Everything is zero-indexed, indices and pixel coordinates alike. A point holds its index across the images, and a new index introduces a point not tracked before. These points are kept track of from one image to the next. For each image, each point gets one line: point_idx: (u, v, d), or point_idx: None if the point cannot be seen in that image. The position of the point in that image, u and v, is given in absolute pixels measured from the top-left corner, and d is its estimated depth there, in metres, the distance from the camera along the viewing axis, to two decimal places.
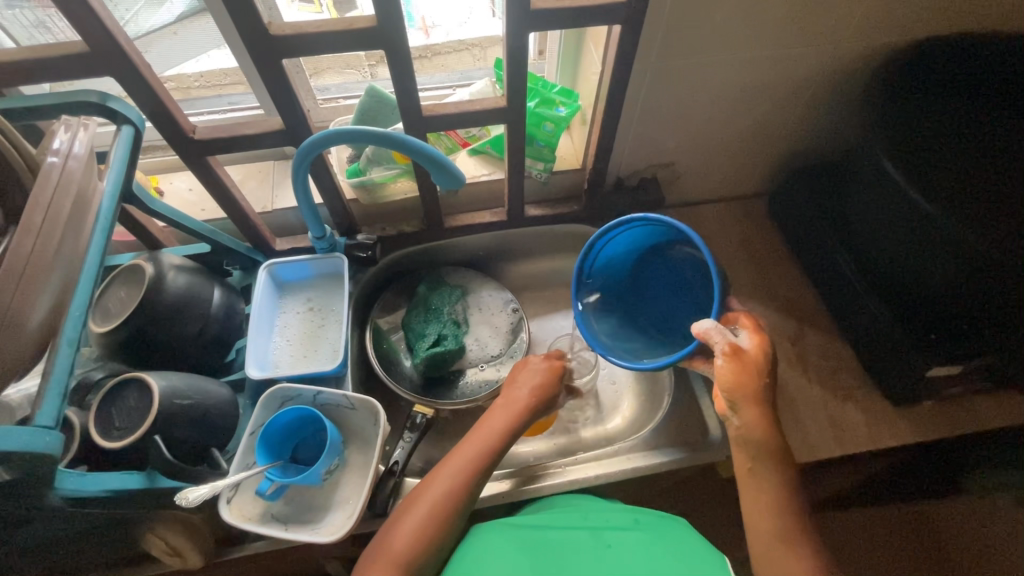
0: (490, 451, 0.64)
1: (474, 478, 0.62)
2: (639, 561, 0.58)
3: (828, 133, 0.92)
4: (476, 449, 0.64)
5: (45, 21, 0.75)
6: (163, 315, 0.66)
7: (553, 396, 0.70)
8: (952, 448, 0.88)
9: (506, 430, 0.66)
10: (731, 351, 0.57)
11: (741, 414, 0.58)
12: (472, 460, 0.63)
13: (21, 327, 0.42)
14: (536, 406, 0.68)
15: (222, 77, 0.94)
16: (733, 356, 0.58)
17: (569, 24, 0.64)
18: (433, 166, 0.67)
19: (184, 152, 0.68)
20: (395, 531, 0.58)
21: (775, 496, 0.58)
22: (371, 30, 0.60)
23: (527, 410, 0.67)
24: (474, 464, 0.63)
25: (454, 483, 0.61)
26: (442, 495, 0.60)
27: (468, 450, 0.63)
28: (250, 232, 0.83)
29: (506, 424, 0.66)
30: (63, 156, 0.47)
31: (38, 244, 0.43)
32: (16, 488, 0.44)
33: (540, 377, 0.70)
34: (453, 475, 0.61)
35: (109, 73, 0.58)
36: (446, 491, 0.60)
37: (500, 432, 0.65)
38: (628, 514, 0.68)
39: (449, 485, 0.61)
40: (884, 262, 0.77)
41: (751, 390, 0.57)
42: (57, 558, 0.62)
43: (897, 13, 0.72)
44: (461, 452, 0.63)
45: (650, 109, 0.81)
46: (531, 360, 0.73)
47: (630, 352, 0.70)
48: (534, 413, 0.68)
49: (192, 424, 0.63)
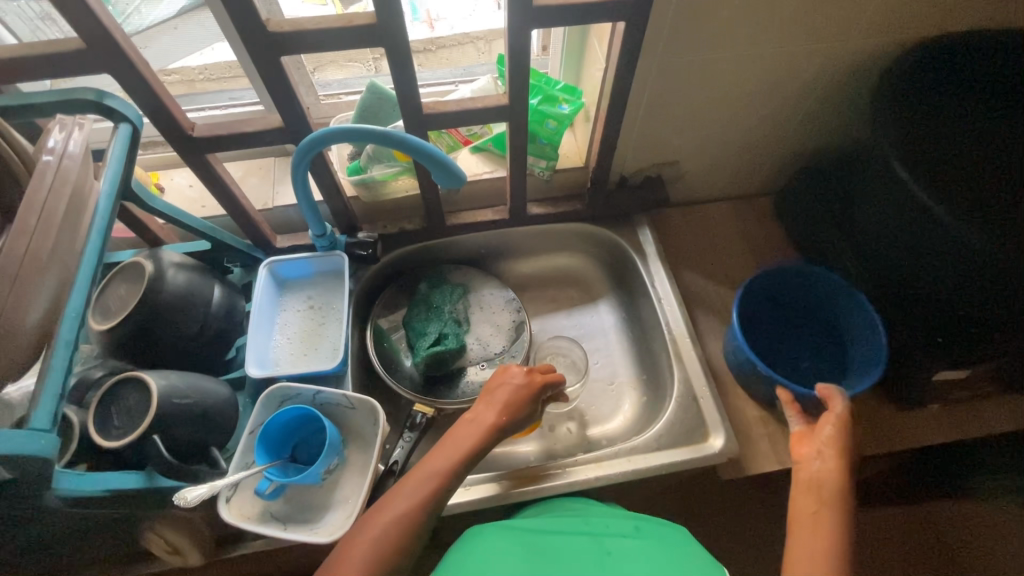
0: (450, 467, 0.62)
1: (434, 497, 0.60)
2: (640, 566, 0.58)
3: (836, 132, 0.91)
4: (448, 461, 0.62)
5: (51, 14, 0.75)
6: (163, 313, 0.66)
7: (526, 411, 0.68)
8: (953, 450, 0.88)
9: (474, 446, 0.64)
10: (842, 415, 0.64)
11: (824, 459, 0.62)
12: (437, 477, 0.61)
13: (15, 329, 0.41)
14: (504, 422, 0.66)
15: (225, 71, 0.93)
16: (839, 421, 0.64)
17: (573, 21, 0.63)
18: (434, 165, 0.67)
19: (183, 150, 0.67)
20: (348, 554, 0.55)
21: (831, 534, 0.57)
22: (371, 27, 0.59)
23: (496, 425, 0.65)
24: (437, 482, 0.60)
25: (413, 502, 0.59)
26: (399, 515, 0.58)
27: (430, 468, 0.61)
28: (251, 229, 0.83)
29: (472, 441, 0.64)
30: (59, 155, 0.47)
31: (32, 246, 0.43)
32: (15, 489, 0.44)
33: (515, 392, 0.68)
34: (414, 492, 0.59)
35: (107, 71, 0.57)
36: (405, 511, 0.58)
37: (467, 449, 0.63)
38: (628, 521, 0.68)
39: (406, 506, 0.58)
40: (892, 267, 0.76)
41: (846, 448, 0.63)
42: (55, 555, 0.62)
43: (910, 10, 0.71)
44: (431, 464, 0.62)
45: (655, 107, 0.80)
46: (511, 372, 0.70)
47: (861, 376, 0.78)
48: (502, 430, 0.66)
49: (192, 423, 0.63)
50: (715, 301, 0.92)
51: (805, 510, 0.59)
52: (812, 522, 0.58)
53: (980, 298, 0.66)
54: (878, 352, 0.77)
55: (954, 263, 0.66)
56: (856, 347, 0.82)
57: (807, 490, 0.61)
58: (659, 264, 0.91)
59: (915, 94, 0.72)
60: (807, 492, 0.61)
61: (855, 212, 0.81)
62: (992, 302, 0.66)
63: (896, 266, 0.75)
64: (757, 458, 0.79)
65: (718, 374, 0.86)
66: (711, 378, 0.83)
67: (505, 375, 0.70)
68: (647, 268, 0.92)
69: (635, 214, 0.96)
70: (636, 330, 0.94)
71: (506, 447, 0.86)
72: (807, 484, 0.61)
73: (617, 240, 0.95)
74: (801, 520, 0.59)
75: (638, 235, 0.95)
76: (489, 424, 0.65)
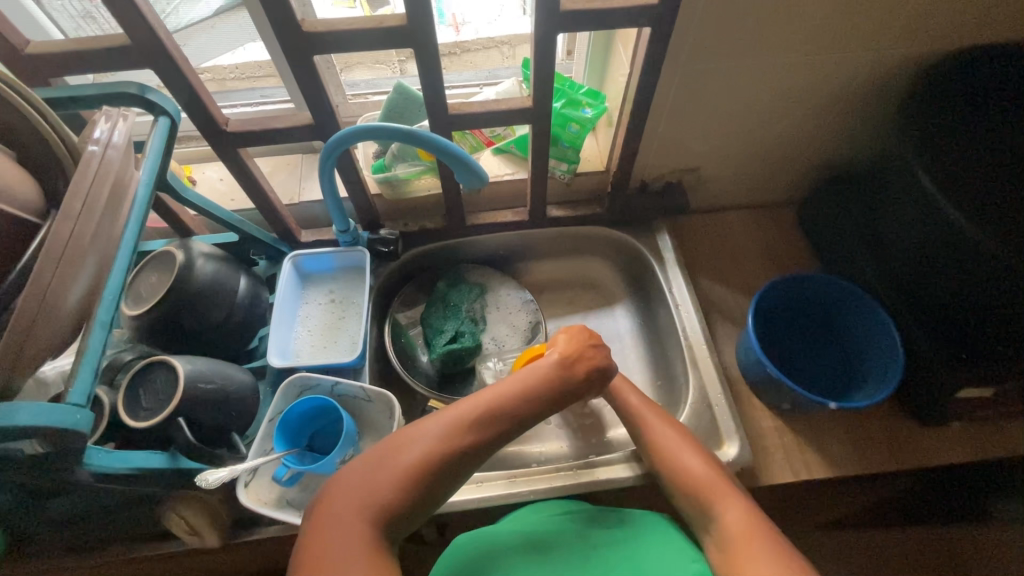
0: (507, 401, 0.57)
1: (485, 430, 0.56)
2: (624, 564, 0.59)
3: (861, 143, 0.90)
4: (517, 389, 0.58)
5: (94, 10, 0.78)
6: (191, 301, 0.69)
7: (598, 375, 0.65)
8: (976, 472, 0.85)
9: (550, 398, 0.60)
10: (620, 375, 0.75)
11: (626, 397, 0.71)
12: (487, 410, 0.56)
13: (57, 311, 0.42)
14: (580, 379, 0.62)
15: (257, 69, 0.97)
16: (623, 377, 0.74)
17: (598, 26, 0.64)
18: (456, 164, 0.68)
19: (216, 144, 0.70)
20: (377, 478, 0.52)
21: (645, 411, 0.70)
22: (402, 29, 0.60)
23: (574, 380, 0.61)
24: (491, 416, 0.56)
25: (467, 422, 0.55)
26: (450, 436, 0.54)
27: (474, 400, 0.57)
28: (277, 223, 0.85)
29: (539, 390, 0.59)
30: (103, 145, 0.48)
31: (76, 231, 0.43)
32: (52, 459, 0.46)
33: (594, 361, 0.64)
34: (472, 410, 0.56)
35: (149, 67, 0.60)
36: (454, 433, 0.54)
37: (534, 393, 0.59)
38: (615, 512, 0.68)
39: (457, 427, 0.55)
40: (923, 277, 0.75)
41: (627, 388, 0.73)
42: (82, 530, 0.64)
43: (945, 19, 0.69)
44: (496, 388, 0.58)
45: (678, 110, 0.80)
46: (581, 336, 0.66)
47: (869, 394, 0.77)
48: (575, 390, 0.62)
49: (214, 407, 0.65)
50: (733, 310, 0.92)
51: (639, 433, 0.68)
52: (647, 436, 0.67)
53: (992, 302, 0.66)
54: (887, 370, 0.76)
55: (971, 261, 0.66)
56: (869, 364, 0.81)
57: (629, 413, 0.70)
58: (677, 269, 0.91)
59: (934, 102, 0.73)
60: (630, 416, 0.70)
61: (879, 226, 0.80)
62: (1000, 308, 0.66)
63: (922, 277, 0.75)
64: (771, 468, 0.78)
65: (734, 383, 0.85)
66: (726, 387, 0.83)
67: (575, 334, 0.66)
68: (665, 275, 0.91)
69: (654, 220, 0.97)
70: (652, 336, 0.94)
71: (518, 446, 0.87)
72: (628, 409, 0.71)
73: (636, 246, 0.95)
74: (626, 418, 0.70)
75: (657, 241, 0.95)
76: (577, 378, 0.61)
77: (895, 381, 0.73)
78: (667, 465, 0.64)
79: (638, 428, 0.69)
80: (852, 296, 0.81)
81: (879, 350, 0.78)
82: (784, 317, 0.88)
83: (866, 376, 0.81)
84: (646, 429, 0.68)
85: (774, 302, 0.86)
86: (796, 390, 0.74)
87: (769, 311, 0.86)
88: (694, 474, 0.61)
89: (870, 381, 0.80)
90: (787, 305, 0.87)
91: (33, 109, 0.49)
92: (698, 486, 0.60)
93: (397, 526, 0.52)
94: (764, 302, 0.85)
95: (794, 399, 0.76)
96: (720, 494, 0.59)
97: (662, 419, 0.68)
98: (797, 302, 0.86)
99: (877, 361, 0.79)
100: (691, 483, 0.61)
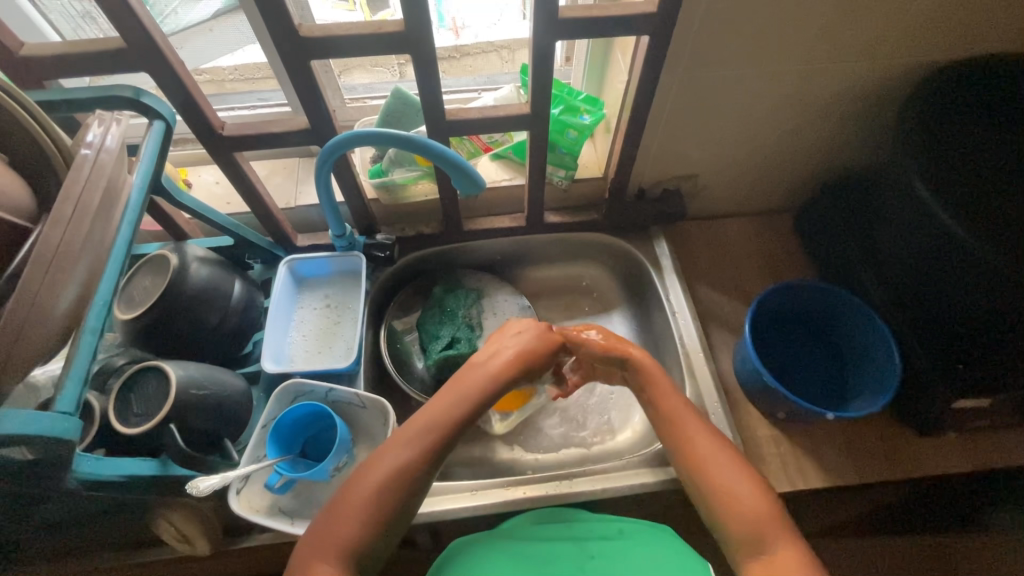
0: (454, 419, 0.61)
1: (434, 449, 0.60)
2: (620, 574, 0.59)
3: (859, 151, 0.90)
4: (450, 405, 0.62)
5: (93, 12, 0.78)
6: (184, 305, 0.68)
7: (545, 364, 0.69)
8: (972, 482, 0.85)
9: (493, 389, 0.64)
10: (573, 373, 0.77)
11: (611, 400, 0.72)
12: (432, 432, 0.60)
13: (47, 318, 0.41)
14: (519, 372, 0.66)
15: (256, 71, 0.96)
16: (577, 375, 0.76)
17: (597, 33, 0.64)
18: (452, 170, 0.67)
19: (212, 148, 0.69)
20: (343, 506, 0.56)
21: (694, 424, 0.65)
22: (400, 34, 0.60)
23: (514, 374, 0.65)
24: (439, 436, 0.60)
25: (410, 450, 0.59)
26: (397, 465, 0.58)
27: (420, 423, 0.61)
28: (272, 227, 0.84)
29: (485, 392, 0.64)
30: (96, 149, 0.47)
31: (66, 236, 0.43)
32: (39, 467, 0.46)
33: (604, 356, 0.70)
34: (411, 438, 0.60)
35: (144, 69, 0.59)
36: (399, 460, 0.58)
37: (475, 401, 0.63)
38: (611, 523, 0.68)
39: (399, 455, 0.58)
40: (918, 286, 0.75)
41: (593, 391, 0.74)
42: (71, 537, 0.64)
43: (941, 29, 0.69)
44: (431, 409, 0.62)
45: (676, 118, 0.80)
46: (530, 330, 0.69)
47: (868, 402, 0.77)
48: (518, 383, 0.66)
49: (207, 413, 0.65)
50: (730, 318, 0.92)
51: (682, 445, 0.64)
52: (692, 451, 0.63)
53: (989, 312, 0.66)
54: (884, 378, 0.76)
55: (970, 275, 0.66)
56: (865, 374, 0.81)
57: (671, 422, 0.65)
58: (674, 277, 0.91)
59: (936, 112, 0.72)
60: (672, 423, 0.65)
61: (876, 235, 0.81)
62: (999, 322, 0.66)
63: (919, 285, 0.75)
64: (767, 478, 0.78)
65: (731, 391, 0.85)
66: (723, 395, 0.82)
67: (514, 329, 0.70)
68: (663, 282, 0.91)
69: (651, 227, 0.96)
70: (649, 343, 0.94)
71: (514, 453, 0.86)
72: (671, 415, 0.66)
73: (633, 253, 0.94)
74: (667, 428, 0.66)
75: (655, 248, 0.95)
76: (512, 368, 0.65)
77: (893, 390, 0.72)
78: (712, 485, 0.60)
79: (680, 439, 0.64)
80: (849, 305, 0.80)
81: (876, 359, 0.78)
82: (781, 325, 0.88)
83: (864, 386, 0.80)
84: (688, 442, 0.64)
85: (770, 311, 0.85)
86: (793, 398, 0.74)
87: (766, 319, 0.86)
88: (745, 502, 0.58)
89: (867, 390, 0.79)
90: (783, 313, 0.86)
91: (26, 113, 0.48)
92: (749, 517, 0.57)
93: (372, 553, 0.56)
94: (761, 309, 0.84)
95: (790, 408, 0.75)
96: (771, 528, 0.57)
97: (707, 432, 0.64)
98: (794, 310, 0.86)
99: (875, 371, 0.79)
100: (738, 510, 0.58)
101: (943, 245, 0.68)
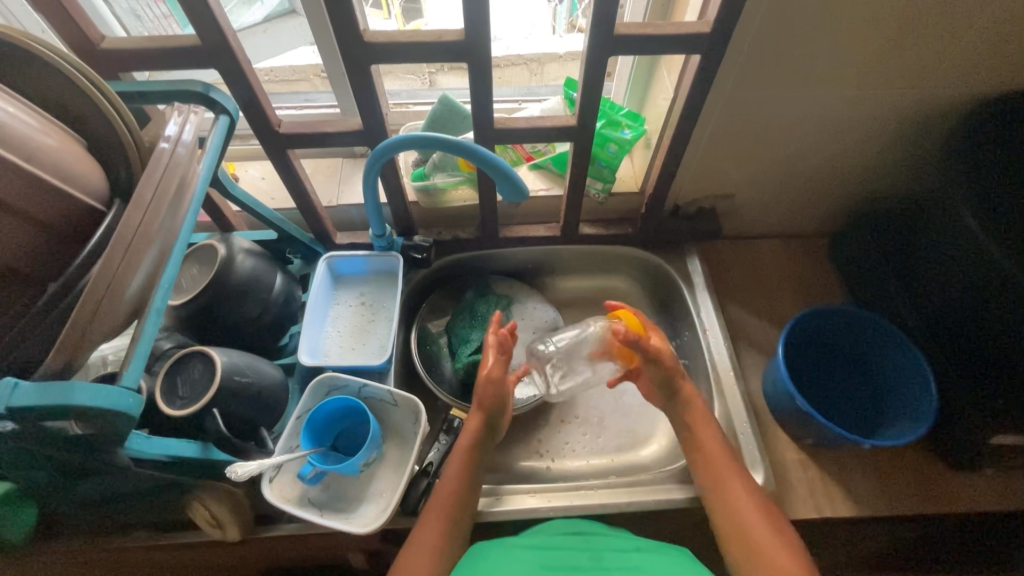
0: (456, 494, 0.67)
1: (458, 518, 0.66)
2: None
3: (901, 180, 0.89)
4: (454, 482, 0.67)
5: (141, 9, 0.81)
6: (229, 294, 0.70)
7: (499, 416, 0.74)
8: (1003, 522, 0.83)
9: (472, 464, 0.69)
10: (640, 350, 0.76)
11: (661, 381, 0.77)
12: (449, 504, 0.66)
13: (121, 294, 0.44)
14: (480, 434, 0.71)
15: (292, 74, 1.00)
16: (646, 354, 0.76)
17: (650, 50, 0.65)
18: (498, 176, 0.68)
19: (268, 144, 0.72)
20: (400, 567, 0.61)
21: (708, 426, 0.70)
22: (459, 43, 0.62)
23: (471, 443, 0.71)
24: (454, 510, 0.66)
25: (440, 526, 0.64)
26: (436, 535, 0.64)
27: (445, 498, 0.66)
28: (315, 224, 0.87)
29: (461, 471, 0.68)
30: (173, 142, 0.49)
31: (145, 218, 0.45)
32: (96, 441, 0.48)
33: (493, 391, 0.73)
34: (440, 516, 0.65)
35: (215, 67, 0.62)
36: (437, 532, 0.64)
37: (461, 477, 0.68)
38: (629, 540, 0.67)
39: (437, 529, 0.64)
40: (971, 317, 0.74)
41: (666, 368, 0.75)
42: (108, 513, 0.65)
43: (993, 60, 0.69)
44: (442, 488, 0.67)
45: (719, 137, 0.80)
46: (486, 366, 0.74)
47: (906, 433, 0.75)
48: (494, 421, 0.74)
49: (246, 401, 0.66)
50: (761, 340, 0.91)
51: (720, 493, 0.65)
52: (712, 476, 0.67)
53: None
54: (923, 409, 0.74)
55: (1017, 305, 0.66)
56: (901, 402, 0.79)
57: (712, 474, 0.67)
58: (707, 295, 0.91)
59: (985, 147, 0.72)
60: (708, 470, 0.67)
61: (919, 264, 0.80)
62: None
63: (964, 314, 0.74)
64: (794, 502, 0.77)
65: (760, 413, 0.85)
66: (752, 415, 0.82)
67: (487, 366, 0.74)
68: (694, 299, 0.91)
69: (685, 243, 0.97)
70: None
71: (540, 461, 0.86)
72: (710, 462, 0.67)
73: (666, 268, 0.95)
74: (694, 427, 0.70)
75: (687, 265, 0.95)
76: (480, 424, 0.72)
77: (926, 424, 0.71)
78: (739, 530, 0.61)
79: (721, 494, 0.65)
80: (886, 332, 0.79)
81: (912, 387, 0.77)
82: (811, 349, 0.87)
83: (900, 414, 0.79)
84: (724, 499, 0.65)
85: (802, 333, 0.85)
86: (827, 422, 0.72)
87: (796, 342, 0.85)
88: (774, 556, 0.58)
89: (902, 420, 0.78)
90: (816, 335, 0.85)
91: (106, 100, 0.51)
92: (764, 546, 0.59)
93: None
94: (793, 331, 0.84)
95: (822, 434, 0.75)
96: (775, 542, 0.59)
97: (742, 484, 0.65)
98: (827, 334, 0.85)
99: (914, 400, 0.77)
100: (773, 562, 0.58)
101: (994, 279, 0.68)
